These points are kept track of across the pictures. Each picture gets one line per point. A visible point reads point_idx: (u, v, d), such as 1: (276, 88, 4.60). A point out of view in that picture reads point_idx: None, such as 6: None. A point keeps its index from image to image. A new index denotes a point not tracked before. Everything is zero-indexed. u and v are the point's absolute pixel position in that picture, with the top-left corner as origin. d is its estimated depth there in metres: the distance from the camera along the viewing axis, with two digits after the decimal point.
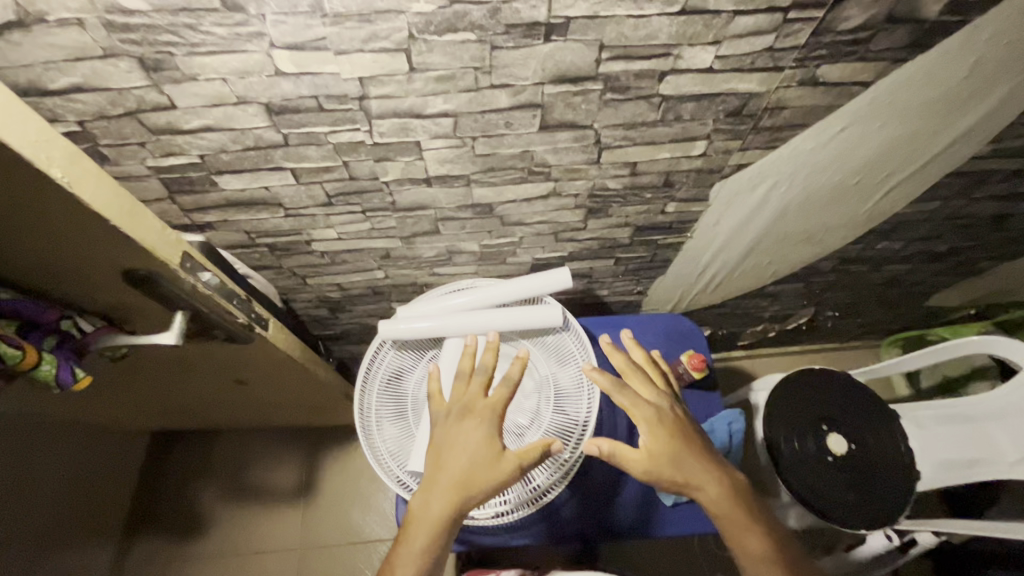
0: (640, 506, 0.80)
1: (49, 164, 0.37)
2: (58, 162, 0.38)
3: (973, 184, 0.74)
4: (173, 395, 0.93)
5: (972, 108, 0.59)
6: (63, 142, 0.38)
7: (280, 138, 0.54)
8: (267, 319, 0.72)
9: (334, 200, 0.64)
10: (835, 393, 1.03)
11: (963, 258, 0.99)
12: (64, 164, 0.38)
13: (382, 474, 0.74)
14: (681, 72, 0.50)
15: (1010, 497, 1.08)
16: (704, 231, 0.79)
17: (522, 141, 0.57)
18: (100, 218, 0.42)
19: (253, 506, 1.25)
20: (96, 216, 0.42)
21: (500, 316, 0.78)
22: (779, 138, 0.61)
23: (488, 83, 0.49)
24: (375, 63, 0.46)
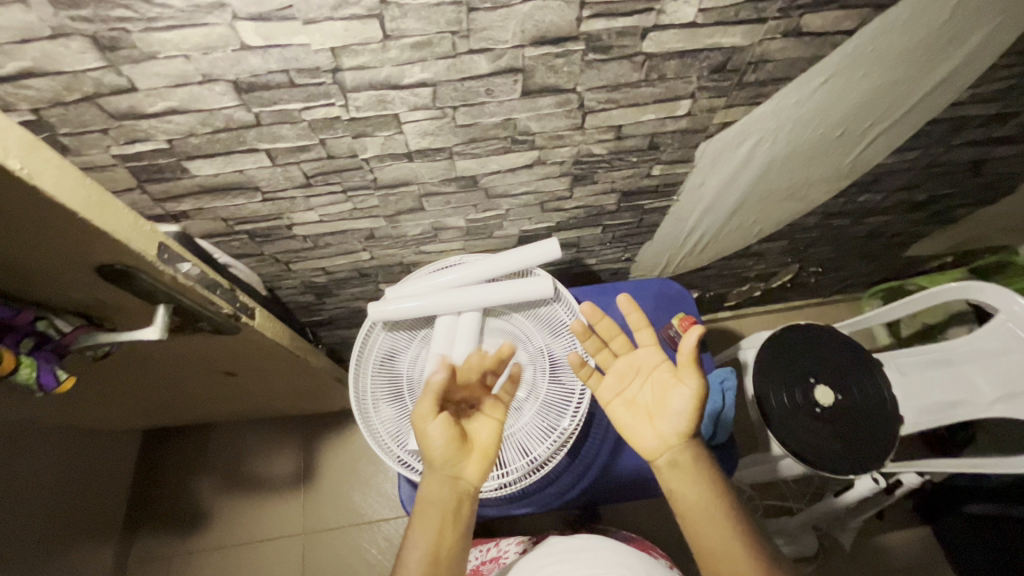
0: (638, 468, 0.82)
1: (6, 155, 0.35)
2: (15, 153, 0.36)
3: (951, 131, 0.75)
4: (162, 391, 0.91)
5: (951, 55, 0.59)
6: (20, 131, 0.36)
7: (252, 118, 0.51)
8: (253, 307, 0.70)
9: (312, 180, 0.62)
10: (819, 348, 1.07)
11: (942, 206, 1.01)
12: (22, 155, 0.36)
13: (381, 455, 0.74)
14: (664, 28, 0.49)
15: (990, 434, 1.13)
16: (690, 193, 0.79)
17: (504, 109, 0.55)
18: (66, 211, 0.40)
19: (255, 495, 1.26)
20: (62, 209, 0.39)
21: (491, 291, 0.79)
22: (762, 93, 0.60)
23: (467, 48, 0.47)
24: (347, 31, 0.44)
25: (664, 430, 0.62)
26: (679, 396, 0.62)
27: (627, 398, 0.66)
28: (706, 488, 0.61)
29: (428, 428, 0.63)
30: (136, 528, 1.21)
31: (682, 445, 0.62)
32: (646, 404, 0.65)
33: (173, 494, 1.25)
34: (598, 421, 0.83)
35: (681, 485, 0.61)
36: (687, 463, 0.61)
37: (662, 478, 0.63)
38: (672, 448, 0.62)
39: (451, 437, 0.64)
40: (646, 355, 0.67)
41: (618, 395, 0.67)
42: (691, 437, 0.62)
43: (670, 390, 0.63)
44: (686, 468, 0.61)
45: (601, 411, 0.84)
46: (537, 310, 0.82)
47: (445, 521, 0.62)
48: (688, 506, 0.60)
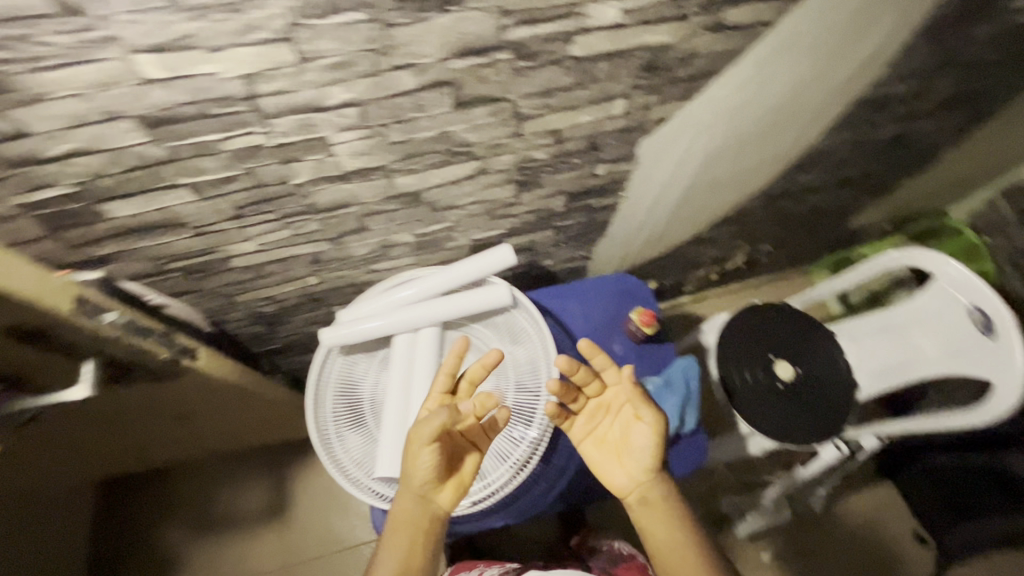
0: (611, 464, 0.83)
1: None
2: None
3: (876, 110, 0.78)
4: (110, 442, 0.86)
5: (866, 38, 0.61)
6: None
7: (167, 153, 0.48)
8: (195, 347, 0.67)
9: (244, 210, 0.59)
10: (776, 324, 1.11)
11: (876, 179, 1.05)
12: None
13: (349, 488, 0.72)
14: (589, 31, 0.49)
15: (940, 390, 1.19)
16: (637, 189, 0.80)
17: (438, 122, 0.54)
18: None
19: (227, 534, 1.21)
20: None
21: (445, 306, 0.78)
22: (694, 88, 0.61)
23: (389, 64, 0.45)
24: (257, 57, 0.41)
25: (632, 468, 0.63)
26: (641, 433, 0.62)
27: (597, 438, 0.66)
28: (675, 525, 0.61)
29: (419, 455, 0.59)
30: None
31: (651, 481, 0.62)
32: (616, 442, 0.65)
33: (138, 545, 1.18)
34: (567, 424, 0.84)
35: (652, 522, 0.62)
36: (657, 499, 0.62)
37: (632, 514, 0.63)
38: (642, 484, 0.62)
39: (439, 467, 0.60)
40: (615, 393, 0.66)
41: (589, 434, 0.67)
42: (658, 474, 0.63)
43: (633, 427, 0.63)
44: (655, 505, 0.62)
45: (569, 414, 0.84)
46: (496, 319, 0.81)
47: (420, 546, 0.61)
48: (659, 543, 0.61)
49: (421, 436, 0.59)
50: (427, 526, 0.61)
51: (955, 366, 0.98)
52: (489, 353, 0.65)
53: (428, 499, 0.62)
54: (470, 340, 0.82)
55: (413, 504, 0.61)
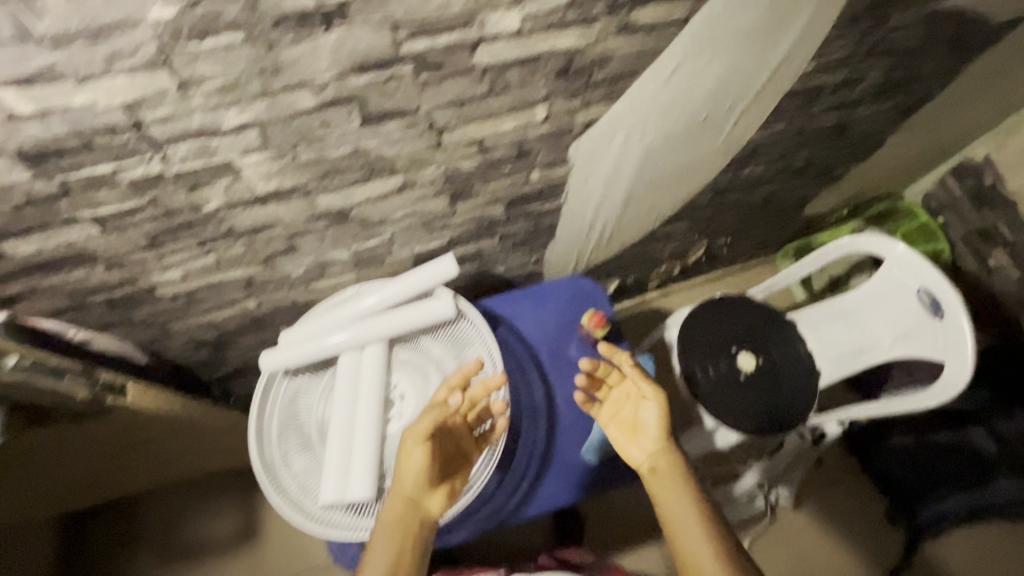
0: (570, 467, 0.84)
1: None
2: None
3: (810, 100, 0.78)
4: (54, 482, 0.83)
5: (786, 33, 0.61)
6: None
7: (57, 187, 0.46)
8: (123, 381, 0.64)
9: (159, 239, 0.57)
10: (735, 316, 1.12)
11: (823, 166, 1.05)
12: None
13: (296, 515, 0.70)
14: (493, 40, 0.47)
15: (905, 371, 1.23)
16: (577, 192, 0.79)
17: (349, 139, 0.52)
18: None
19: (196, 564, 1.18)
20: None
21: (390, 321, 0.76)
22: (616, 90, 0.60)
23: (282, 84, 0.44)
24: (134, 84, 0.39)
25: (646, 445, 0.65)
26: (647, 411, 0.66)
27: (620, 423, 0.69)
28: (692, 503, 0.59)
29: (411, 449, 0.63)
30: None
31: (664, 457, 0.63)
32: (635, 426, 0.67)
33: None
34: (524, 434, 0.85)
35: (665, 499, 0.61)
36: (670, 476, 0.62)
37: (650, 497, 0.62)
38: (657, 461, 0.63)
39: (429, 467, 0.62)
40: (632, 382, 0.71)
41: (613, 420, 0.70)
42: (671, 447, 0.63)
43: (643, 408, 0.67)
44: (671, 480, 0.61)
45: (525, 425, 0.85)
46: (444, 331, 0.80)
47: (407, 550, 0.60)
48: (673, 519, 0.59)
49: (415, 433, 0.63)
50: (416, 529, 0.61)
51: (911, 347, 0.98)
52: (472, 363, 0.68)
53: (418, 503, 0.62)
54: (419, 353, 0.80)
55: (402, 506, 0.61)
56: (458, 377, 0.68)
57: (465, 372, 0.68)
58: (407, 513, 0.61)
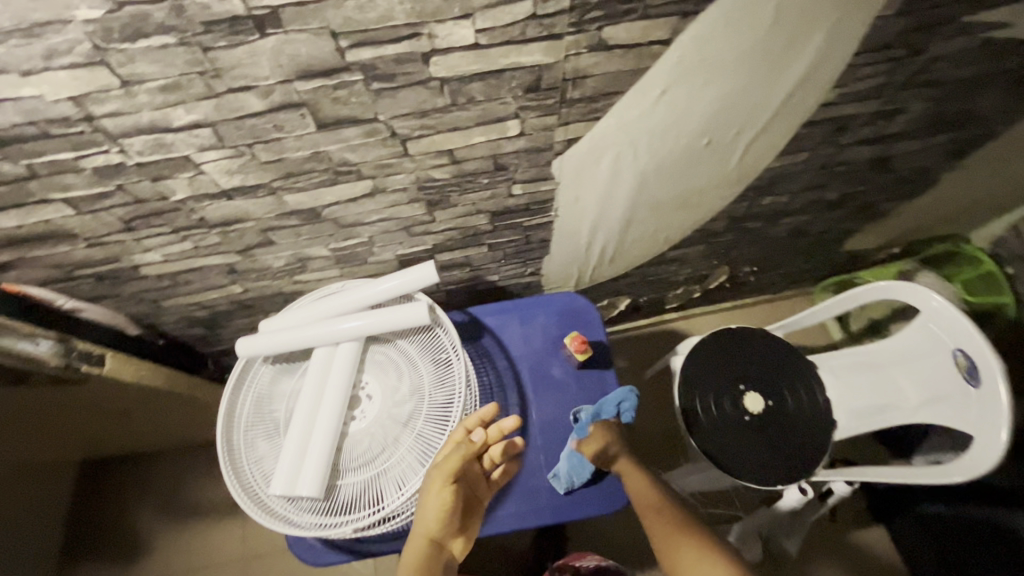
0: (535, 491, 0.81)
1: None
2: None
3: (836, 131, 0.70)
4: (58, 432, 0.90)
5: (795, 56, 0.55)
6: None
7: (25, 170, 0.48)
8: (104, 352, 0.68)
9: (133, 223, 0.59)
10: (748, 351, 1.04)
11: (862, 201, 0.96)
12: None
13: (249, 501, 0.71)
14: (446, 52, 0.45)
15: (948, 438, 1.07)
16: (569, 209, 0.75)
17: (308, 143, 0.52)
18: None
19: (194, 522, 1.26)
20: None
21: (365, 321, 0.76)
22: (597, 109, 0.56)
23: (225, 87, 0.44)
24: (75, 80, 0.40)
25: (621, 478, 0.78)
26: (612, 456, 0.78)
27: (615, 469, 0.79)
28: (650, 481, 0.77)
29: (433, 494, 0.69)
30: (74, 562, 1.21)
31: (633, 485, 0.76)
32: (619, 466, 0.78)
33: (110, 526, 1.24)
34: None
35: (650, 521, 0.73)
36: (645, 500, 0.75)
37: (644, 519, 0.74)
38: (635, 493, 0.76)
39: (449, 509, 0.69)
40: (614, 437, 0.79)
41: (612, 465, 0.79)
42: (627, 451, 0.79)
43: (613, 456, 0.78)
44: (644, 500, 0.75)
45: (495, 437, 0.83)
46: (420, 336, 0.79)
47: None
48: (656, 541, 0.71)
49: (439, 480, 0.68)
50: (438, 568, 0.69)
51: (939, 413, 0.87)
52: (489, 408, 0.74)
53: (440, 542, 0.70)
54: (392, 356, 0.79)
55: (427, 548, 0.69)
56: (474, 421, 0.73)
57: (482, 417, 0.73)
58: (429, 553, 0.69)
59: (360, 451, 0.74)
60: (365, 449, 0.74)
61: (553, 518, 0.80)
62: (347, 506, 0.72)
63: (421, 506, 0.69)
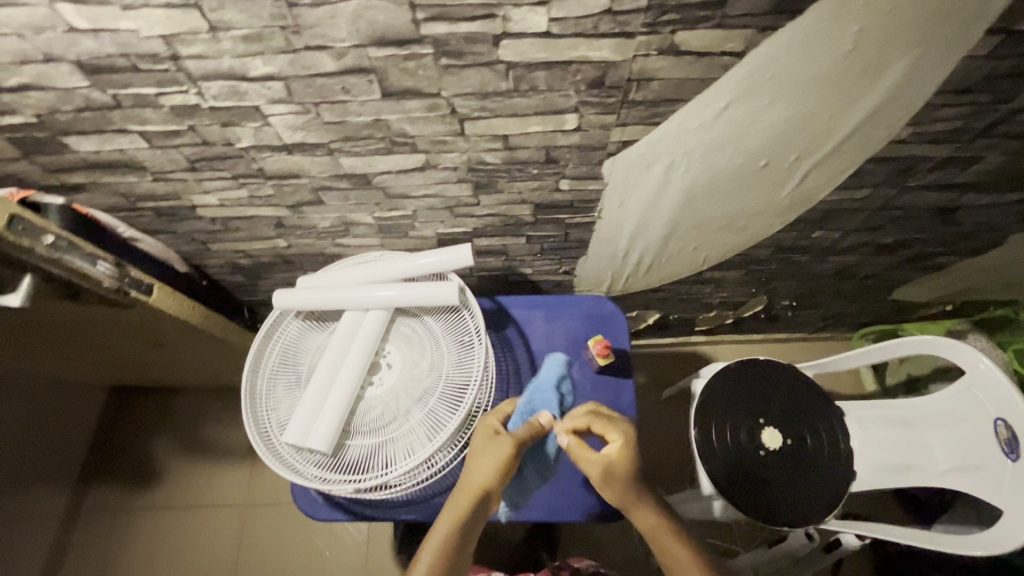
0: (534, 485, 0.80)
1: None
2: None
3: (901, 171, 0.67)
4: (99, 352, 0.95)
5: (869, 89, 0.53)
6: None
7: (111, 99, 0.51)
8: (151, 282, 0.71)
9: (198, 164, 0.62)
10: (774, 386, 1.01)
11: (918, 250, 0.92)
12: None
13: (261, 445, 0.74)
14: (517, 37, 0.46)
15: (974, 511, 1.03)
16: (612, 212, 0.75)
17: (370, 109, 0.54)
18: None
19: (206, 460, 1.32)
20: None
21: (397, 293, 0.78)
22: (657, 114, 0.56)
23: (303, 44, 0.45)
24: (170, 20, 0.43)
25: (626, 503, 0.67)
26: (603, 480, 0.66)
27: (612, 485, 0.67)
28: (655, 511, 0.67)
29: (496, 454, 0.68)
30: (94, 476, 1.29)
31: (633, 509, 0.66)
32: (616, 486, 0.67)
33: (131, 450, 1.32)
34: None
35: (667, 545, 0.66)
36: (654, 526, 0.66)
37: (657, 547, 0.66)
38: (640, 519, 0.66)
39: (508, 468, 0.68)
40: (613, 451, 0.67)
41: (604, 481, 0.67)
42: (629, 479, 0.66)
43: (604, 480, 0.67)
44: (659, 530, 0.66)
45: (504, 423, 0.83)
46: (447, 317, 0.80)
47: (461, 537, 0.65)
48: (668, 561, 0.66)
49: (506, 444, 0.69)
50: (478, 520, 0.67)
51: (970, 482, 0.84)
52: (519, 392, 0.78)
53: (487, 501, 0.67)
54: (417, 331, 0.80)
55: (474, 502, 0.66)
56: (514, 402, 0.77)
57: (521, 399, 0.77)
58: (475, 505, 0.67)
59: (372, 416, 0.75)
60: (376, 416, 0.75)
61: (547, 516, 0.80)
62: (351, 466, 0.73)
63: (477, 459, 0.69)
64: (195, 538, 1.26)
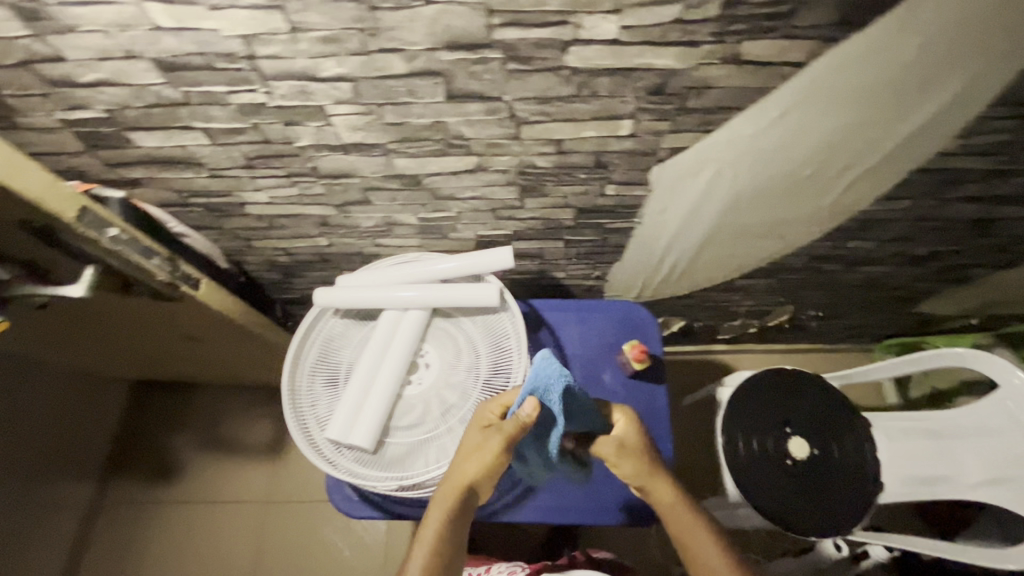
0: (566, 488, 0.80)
1: None
2: None
3: (945, 183, 0.68)
4: (134, 345, 0.96)
5: (923, 101, 0.54)
6: None
7: (182, 96, 0.53)
8: (198, 277, 0.72)
9: (254, 162, 0.63)
10: (801, 395, 1.00)
11: (950, 262, 0.92)
12: None
13: (304, 442, 0.75)
14: (586, 44, 0.47)
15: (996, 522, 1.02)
16: (653, 218, 0.76)
17: (431, 111, 0.55)
18: None
19: (227, 456, 1.32)
20: None
21: (437, 293, 0.78)
22: (712, 122, 0.57)
23: (377, 46, 0.47)
24: (253, 20, 0.44)
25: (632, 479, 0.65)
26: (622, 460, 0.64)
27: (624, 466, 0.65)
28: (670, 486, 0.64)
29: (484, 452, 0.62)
30: (116, 470, 1.30)
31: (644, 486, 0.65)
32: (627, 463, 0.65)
33: (153, 445, 1.32)
34: None
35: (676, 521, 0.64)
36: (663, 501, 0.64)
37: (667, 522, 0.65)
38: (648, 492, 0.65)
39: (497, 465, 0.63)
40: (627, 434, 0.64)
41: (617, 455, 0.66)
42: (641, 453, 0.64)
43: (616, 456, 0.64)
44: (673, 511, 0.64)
45: None
46: (486, 318, 0.80)
47: (454, 535, 0.63)
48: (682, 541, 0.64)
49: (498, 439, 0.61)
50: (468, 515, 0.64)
51: (1005, 494, 0.86)
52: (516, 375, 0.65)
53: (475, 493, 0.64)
54: (455, 331, 0.81)
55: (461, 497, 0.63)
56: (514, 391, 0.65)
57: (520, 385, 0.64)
58: (462, 499, 0.63)
59: (412, 415, 0.76)
60: (416, 414, 0.76)
61: (578, 519, 0.79)
62: (391, 463, 0.74)
63: (466, 452, 0.64)
64: (215, 533, 1.26)
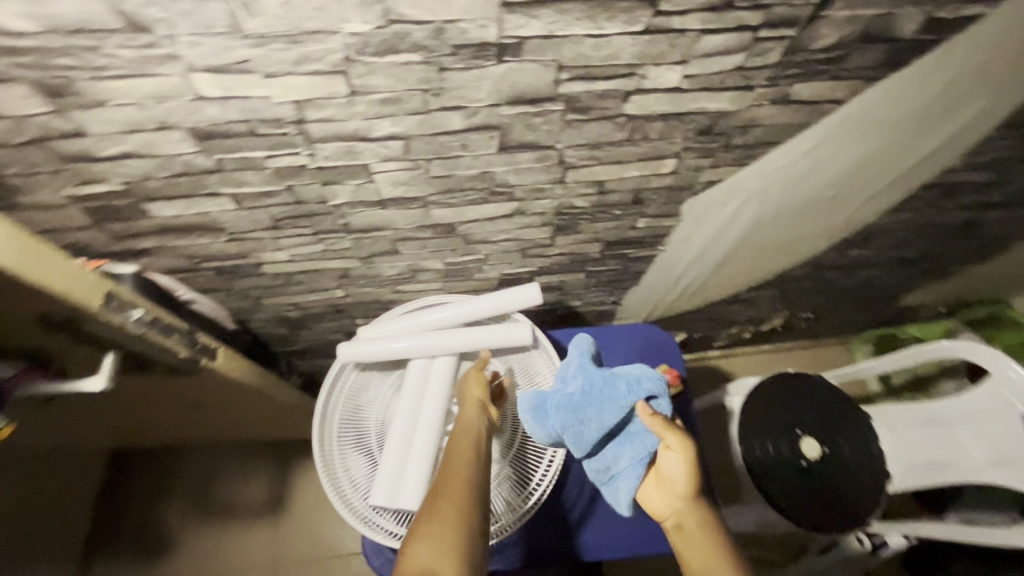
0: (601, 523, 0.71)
1: None
2: None
3: (945, 195, 0.73)
4: (124, 418, 0.88)
5: (942, 126, 0.58)
6: None
7: (214, 164, 0.49)
8: (215, 346, 0.67)
9: (280, 223, 0.59)
10: (807, 396, 0.95)
11: (934, 260, 0.99)
12: None
13: (342, 509, 0.70)
14: (647, 92, 0.47)
15: None
16: (677, 244, 0.77)
17: (480, 162, 0.53)
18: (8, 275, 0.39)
19: (221, 523, 1.21)
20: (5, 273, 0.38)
21: (467, 338, 0.75)
22: (751, 156, 0.58)
23: (439, 105, 0.45)
24: (311, 86, 0.42)
25: (666, 494, 0.55)
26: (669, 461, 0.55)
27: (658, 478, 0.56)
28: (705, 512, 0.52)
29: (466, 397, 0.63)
30: (95, 554, 1.17)
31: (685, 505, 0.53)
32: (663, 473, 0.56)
33: (134, 520, 1.20)
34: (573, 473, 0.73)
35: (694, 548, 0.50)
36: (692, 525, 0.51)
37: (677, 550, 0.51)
38: (681, 515, 0.53)
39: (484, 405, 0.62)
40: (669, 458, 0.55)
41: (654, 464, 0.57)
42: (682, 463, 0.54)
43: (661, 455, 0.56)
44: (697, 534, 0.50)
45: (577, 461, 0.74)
46: (518, 357, 0.78)
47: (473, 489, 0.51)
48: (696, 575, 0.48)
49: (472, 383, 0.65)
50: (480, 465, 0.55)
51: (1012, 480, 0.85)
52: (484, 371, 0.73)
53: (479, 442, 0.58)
54: None
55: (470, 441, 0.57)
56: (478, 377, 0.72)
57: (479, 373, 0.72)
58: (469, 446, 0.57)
59: None
60: None
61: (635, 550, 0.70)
62: None
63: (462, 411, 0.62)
64: None
